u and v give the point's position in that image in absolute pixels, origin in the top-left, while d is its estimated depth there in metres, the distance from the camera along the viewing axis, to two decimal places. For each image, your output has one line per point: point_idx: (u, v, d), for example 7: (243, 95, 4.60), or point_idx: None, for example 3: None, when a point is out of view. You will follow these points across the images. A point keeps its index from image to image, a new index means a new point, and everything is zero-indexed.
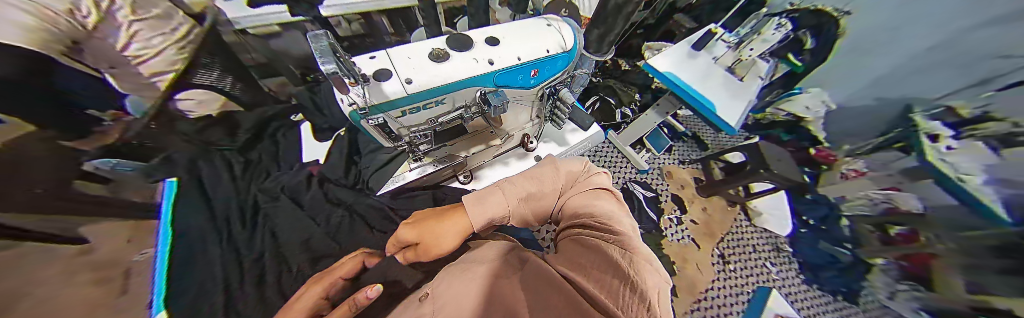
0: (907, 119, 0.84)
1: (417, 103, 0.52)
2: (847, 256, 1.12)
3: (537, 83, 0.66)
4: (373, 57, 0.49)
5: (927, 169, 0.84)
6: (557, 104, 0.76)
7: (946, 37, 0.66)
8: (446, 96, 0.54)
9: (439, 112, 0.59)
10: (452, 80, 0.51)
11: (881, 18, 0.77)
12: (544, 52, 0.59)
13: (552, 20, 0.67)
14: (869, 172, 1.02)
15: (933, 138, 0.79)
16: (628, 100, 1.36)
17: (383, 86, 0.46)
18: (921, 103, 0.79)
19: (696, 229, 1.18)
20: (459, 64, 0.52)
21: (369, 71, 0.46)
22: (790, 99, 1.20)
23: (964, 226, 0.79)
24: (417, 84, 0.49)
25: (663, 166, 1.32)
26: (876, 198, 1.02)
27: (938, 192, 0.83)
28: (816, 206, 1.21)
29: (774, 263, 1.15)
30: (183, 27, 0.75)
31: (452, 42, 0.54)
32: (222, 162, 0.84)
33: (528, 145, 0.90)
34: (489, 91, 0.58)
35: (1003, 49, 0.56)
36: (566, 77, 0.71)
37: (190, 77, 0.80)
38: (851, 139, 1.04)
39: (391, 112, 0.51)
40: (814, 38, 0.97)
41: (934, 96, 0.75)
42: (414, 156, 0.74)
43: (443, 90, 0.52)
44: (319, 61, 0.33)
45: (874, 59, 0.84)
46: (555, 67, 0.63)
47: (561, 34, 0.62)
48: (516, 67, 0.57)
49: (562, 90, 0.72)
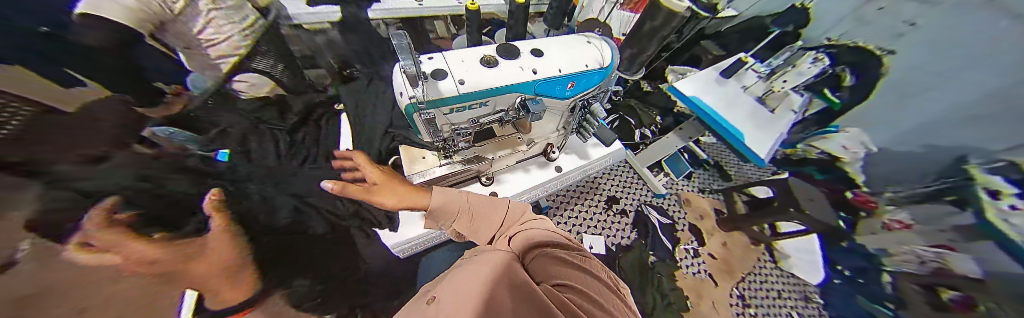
0: (962, 171, 0.76)
1: (464, 102, 0.54)
2: (887, 317, 0.99)
3: (571, 95, 0.68)
4: (431, 58, 0.53)
5: (982, 226, 0.74)
6: (587, 118, 0.78)
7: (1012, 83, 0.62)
8: (490, 99, 0.57)
9: (479, 113, 0.61)
10: (499, 84, 0.54)
11: (927, 62, 0.74)
12: (583, 66, 0.61)
13: (588, 37, 0.69)
14: (915, 224, 0.92)
15: (994, 194, 0.70)
16: (649, 121, 1.34)
17: (439, 84, 0.50)
18: (980, 154, 0.72)
19: (714, 264, 1.09)
20: (505, 70, 0.55)
21: (427, 70, 0.50)
22: (824, 137, 1.12)
23: (1020, 294, 0.68)
24: (467, 86, 0.52)
25: (681, 193, 1.26)
26: (923, 256, 0.90)
27: (994, 253, 0.73)
28: (851, 255, 1.11)
29: (802, 314, 1.03)
30: (250, 19, 0.90)
31: (501, 50, 0.57)
32: (270, 139, 0.88)
33: (549, 155, 0.89)
34: (529, 98, 0.60)
35: None
36: (598, 92, 0.73)
37: (248, 62, 0.92)
38: (903, 184, 0.93)
39: (442, 108, 0.54)
40: (852, 74, 0.93)
41: (996, 148, 0.68)
42: (444, 152, 0.74)
43: (491, 93, 0.55)
44: (399, 58, 0.40)
45: (920, 104, 0.80)
46: (590, 81, 0.65)
47: (600, 51, 0.65)
48: (557, 78, 0.59)
49: (594, 104, 0.74)
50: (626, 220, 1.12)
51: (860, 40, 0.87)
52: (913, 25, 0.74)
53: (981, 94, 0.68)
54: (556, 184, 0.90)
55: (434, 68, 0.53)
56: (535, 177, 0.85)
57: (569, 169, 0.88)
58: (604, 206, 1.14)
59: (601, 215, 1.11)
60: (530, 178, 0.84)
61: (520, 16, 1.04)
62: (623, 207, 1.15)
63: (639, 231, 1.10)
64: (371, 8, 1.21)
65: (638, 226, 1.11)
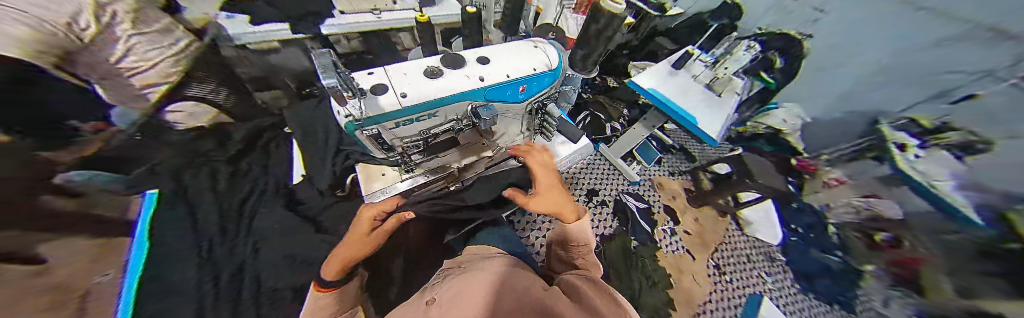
0: (875, 131, 0.93)
1: (410, 116, 0.53)
2: (838, 263, 1.13)
3: (525, 98, 0.70)
4: (371, 73, 0.51)
5: (900, 176, 0.90)
6: (546, 119, 0.80)
7: (892, 60, 0.78)
8: (440, 110, 0.56)
9: (430, 124, 0.61)
10: (446, 93, 0.53)
11: (838, 42, 0.89)
12: (531, 70, 0.63)
13: (537, 42, 0.73)
14: (849, 179, 1.07)
15: (901, 147, 0.87)
16: (618, 114, 1.42)
17: (380, 99, 0.47)
18: (887, 116, 0.88)
19: (690, 239, 1.18)
20: (451, 79, 0.54)
21: (366, 86, 0.47)
22: (767, 113, 1.28)
23: (944, 229, 0.82)
24: (411, 98, 0.50)
25: (653, 178, 1.35)
26: (858, 205, 1.06)
27: (914, 197, 0.88)
28: (802, 214, 1.23)
29: (769, 273, 1.15)
30: (180, 42, 0.95)
31: (446, 61, 0.57)
32: (207, 170, 0.87)
33: (520, 157, 0.90)
34: (480, 104, 0.61)
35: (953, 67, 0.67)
36: (551, 92, 0.76)
37: (183, 90, 0.96)
38: (829, 149, 1.10)
39: (386, 123, 0.51)
40: (782, 58, 1.08)
41: (896, 109, 0.85)
42: (405, 167, 0.72)
43: (439, 103, 0.54)
44: (321, 75, 0.33)
45: (837, 74, 0.95)
46: (540, 83, 0.68)
47: (547, 55, 0.68)
48: (505, 83, 0.60)
49: (549, 105, 0.77)
50: (607, 210, 1.17)
51: (784, 28, 1.04)
52: (814, 16, 0.92)
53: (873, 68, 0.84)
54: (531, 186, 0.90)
55: (376, 83, 0.50)
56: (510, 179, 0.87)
57: None
58: (584, 199, 1.18)
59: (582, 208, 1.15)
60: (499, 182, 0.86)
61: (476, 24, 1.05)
62: (603, 198, 1.21)
63: (620, 218, 1.15)
64: (324, 23, 1.15)
65: (619, 214, 1.16)
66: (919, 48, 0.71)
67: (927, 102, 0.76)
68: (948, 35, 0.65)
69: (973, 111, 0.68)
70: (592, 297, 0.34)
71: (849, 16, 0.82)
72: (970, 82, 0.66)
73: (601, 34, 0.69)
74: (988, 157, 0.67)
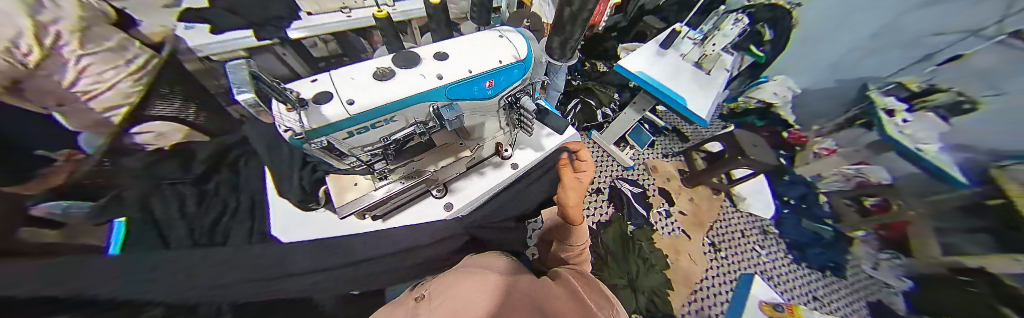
0: (865, 98, 0.93)
1: (363, 123, 0.50)
2: (829, 231, 1.16)
3: (495, 94, 0.67)
4: (314, 80, 0.50)
5: (887, 141, 0.91)
6: (522, 113, 0.75)
7: (885, 23, 0.78)
8: (396, 114, 0.54)
9: (392, 129, 0.58)
10: (397, 97, 0.50)
11: (830, 9, 0.89)
12: (496, 63, 0.60)
13: (504, 31, 0.70)
14: (839, 149, 1.08)
15: (890, 112, 0.87)
16: (608, 100, 1.39)
17: (322, 108, 0.45)
18: (876, 81, 0.88)
19: (685, 220, 1.20)
20: (402, 81, 0.52)
21: (307, 95, 0.46)
22: (757, 88, 1.28)
23: (931, 191, 0.85)
24: (359, 104, 0.48)
25: (647, 161, 1.35)
26: (847, 173, 1.07)
27: (903, 162, 0.89)
28: (795, 185, 1.24)
29: (763, 246, 1.18)
30: (141, 59, 0.65)
31: (398, 60, 0.55)
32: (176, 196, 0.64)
33: (503, 154, 0.89)
34: (443, 105, 0.58)
35: (944, 25, 0.67)
36: (525, 85, 0.73)
37: (149, 107, 0.65)
38: (818, 121, 1.12)
39: (335, 133, 0.49)
40: (770, 30, 1.09)
41: (886, 74, 0.85)
42: (378, 174, 0.68)
43: (393, 106, 0.51)
44: (234, 90, 0.31)
45: (825, 46, 0.96)
46: (508, 77, 0.65)
47: (514, 45, 0.65)
48: (468, 80, 0.57)
49: (522, 97, 0.72)
50: (602, 198, 1.17)
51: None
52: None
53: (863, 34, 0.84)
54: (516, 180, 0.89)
55: (320, 91, 0.48)
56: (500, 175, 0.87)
57: (524, 164, 0.90)
58: None
59: None
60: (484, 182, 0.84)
61: (441, 16, 1.00)
62: (598, 186, 1.21)
63: (616, 204, 1.16)
64: (290, 27, 1.10)
65: (614, 200, 1.17)
66: (904, 12, 0.73)
67: (914, 66, 0.77)
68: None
69: (958, 71, 0.68)
70: (586, 295, 0.41)
71: None
72: (953, 43, 0.67)
73: (577, 18, 0.67)
74: (975, 116, 0.68)
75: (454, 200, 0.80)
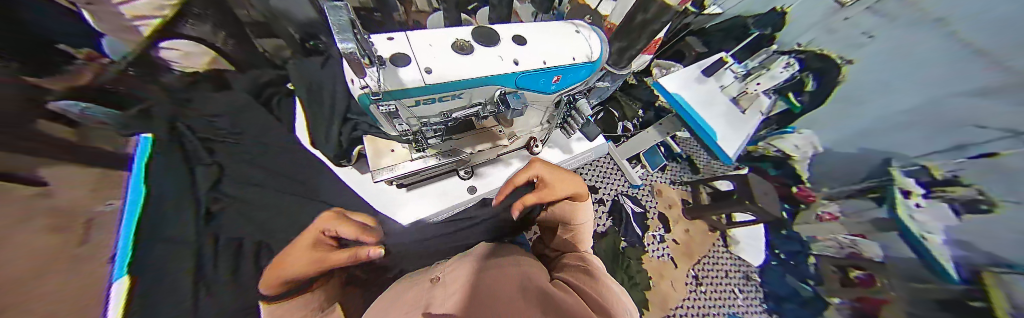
0: (886, 173, 0.91)
1: (434, 94, 0.49)
2: (807, 291, 1.18)
3: (556, 89, 0.66)
4: (392, 39, 0.46)
5: (894, 220, 0.91)
6: (572, 113, 0.77)
7: (929, 102, 0.72)
8: (466, 92, 0.52)
9: (453, 106, 0.57)
10: (472, 76, 0.48)
11: (875, 75, 0.80)
12: (570, 59, 0.58)
13: (579, 26, 0.66)
14: (842, 216, 1.08)
15: (907, 193, 0.86)
16: (631, 114, 1.36)
17: (399, 71, 0.42)
18: (901, 158, 0.85)
19: (675, 248, 1.22)
20: (473, 61, 0.49)
21: (385, 54, 0.42)
22: (780, 137, 1.23)
23: (923, 278, 0.86)
24: (434, 75, 0.45)
25: (654, 184, 1.34)
26: (841, 242, 1.09)
27: (900, 243, 0.91)
28: (790, 241, 1.25)
29: (741, 290, 1.21)
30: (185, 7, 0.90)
31: (479, 36, 0.53)
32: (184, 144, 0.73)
33: (532, 149, 0.95)
34: (509, 91, 0.57)
35: (982, 118, 0.62)
36: (583, 87, 0.71)
37: (175, 27, 0.92)
38: (833, 182, 1.09)
39: (404, 100, 0.48)
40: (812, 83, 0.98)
41: (913, 154, 0.81)
42: (418, 145, 0.69)
43: (461, 85, 0.49)
44: (336, 35, 0.29)
45: (863, 109, 0.88)
46: (572, 75, 0.62)
47: (588, 42, 0.62)
48: (540, 71, 0.55)
49: (579, 100, 0.73)
50: (602, 209, 1.18)
51: (826, 48, 0.90)
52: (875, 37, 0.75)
53: (906, 108, 0.78)
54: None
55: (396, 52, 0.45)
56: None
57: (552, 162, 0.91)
58: None
59: None
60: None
61: None
62: (602, 196, 1.21)
63: (615, 218, 1.17)
64: None
65: (613, 214, 1.18)
66: (951, 97, 0.66)
67: (939, 154, 0.74)
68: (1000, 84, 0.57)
69: (978, 169, 0.67)
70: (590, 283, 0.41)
71: (887, 50, 0.74)
72: (992, 139, 0.62)
73: (646, 26, 0.71)
74: (990, 217, 0.68)
75: (479, 184, 0.87)
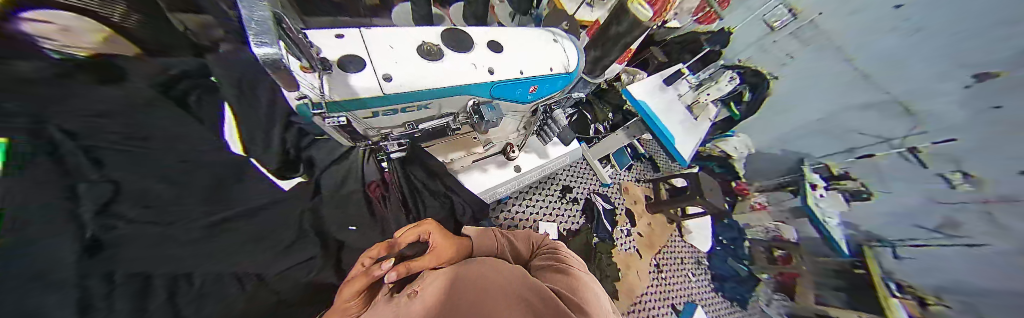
0: (798, 170, 1.16)
1: (392, 105, 0.42)
2: (743, 270, 1.32)
3: (533, 99, 0.61)
4: (341, 37, 0.39)
5: (805, 208, 1.14)
6: (548, 123, 0.72)
7: (834, 110, 0.97)
8: (434, 102, 0.46)
9: (418, 116, 0.49)
10: (439, 84, 0.42)
11: (864, 44, 0.84)
12: (546, 70, 0.55)
13: (557, 35, 0.63)
14: (769, 206, 1.27)
15: (813, 186, 1.11)
16: (602, 117, 1.27)
17: (352, 78, 0.37)
18: (858, 129, 0.94)
19: (640, 240, 1.28)
20: (448, 60, 0.44)
21: (333, 57, 0.37)
22: (723, 139, 1.37)
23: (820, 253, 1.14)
24: (397, 82, 0.39)
25: (621, 182, 1.39)
26: (768, 227, 1.28)
27: (807, 226, 1.16)
28: (730, 228, 1.39)
29: (694, 273, 1.31)
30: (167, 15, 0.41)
31: (449, 39, 0.46)
32: None
33: (510, 154, 0.79)
34: (484, 101, 0.51)
35: (977, 64, 0.69)
36: (562, 97, 0.68)
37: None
38: (761, 177, 1.29)
39: (358, 111, 0.41)
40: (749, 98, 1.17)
41: (898, 90, 0.82)
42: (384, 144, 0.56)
43: (416, 95, 0.42)
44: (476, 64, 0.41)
45: (811, 90, 1.00)
46: (511, 94, 0.53)
47: (566, 53, 0.59)
48: (516, 81, 0.50)
49: (556, 111, 0.69)
50: (577, 207, 1.22)
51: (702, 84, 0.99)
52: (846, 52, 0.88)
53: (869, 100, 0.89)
54: (512, 185, 0.84)
55: (344, 55, 0.38)
56: (497, 178, 0.77)
57: (528, 169, 0.82)
58: (558, 195, 1.20)
59: (554, 203, 1.17)
60: (486, 181, 0.76)
61: None
62: (575, 195, 1.24)
63: (587, 215, 1.21)
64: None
65: (586, 211, 1.22)
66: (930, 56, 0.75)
67: (894, 122, 0.86)
68: (849, 122, 0.95)
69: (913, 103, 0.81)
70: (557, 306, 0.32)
71: (871, 43, 0.83)
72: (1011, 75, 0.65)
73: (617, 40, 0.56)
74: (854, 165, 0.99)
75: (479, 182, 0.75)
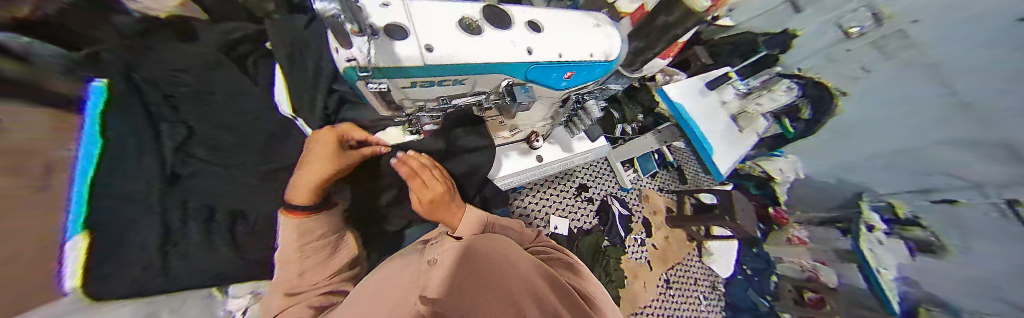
0: (855, 205, 0.99)
1: (432, 78, 0.38)
2: (765, 306, 1.23)
3: (567, 86, 0.56)
4: (385, 4, 0.34)
5: (857, 253, 1.00)
6: (580, 113, 0.68)
7: (912, 141, 0.78)
8: (469, 78, 0.42)
9: (451, 91, 0.46)
10: (483, 62, 0.37)
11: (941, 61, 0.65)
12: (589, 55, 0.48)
13: (599, 18, 0.55)
14: (809, 242, 1.14)
15: (870, 228, 0.96)
16: (632, 117, 1.18)
17: (397, 46, 0.31)
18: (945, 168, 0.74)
19: (654, 253, 1.23)
20: (489, 38, 0.38)
21: (377, 22, 0.31)
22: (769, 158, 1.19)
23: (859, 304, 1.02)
24: (440, 54, 0.33)
25: (642, 189, 1.31)
26: (805, 266, 1.16)
27: (855, 272, 1.02)
28: (758, 259, 1.28)
29: (707, 296, 1.24)
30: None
31: (491, 14, 0.41)
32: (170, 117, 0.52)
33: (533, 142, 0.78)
34: (518, 83, 0.47)
35: None
36: (595, 87, 0.63)
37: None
38: (810, 207, 1.13)
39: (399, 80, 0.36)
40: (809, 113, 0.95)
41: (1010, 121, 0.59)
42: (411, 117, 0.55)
43: (459, 71, 0.37)
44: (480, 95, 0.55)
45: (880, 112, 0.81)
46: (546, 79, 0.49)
47: (610, 38, 0.51)
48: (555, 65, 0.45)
49: (590, 100, 0.64)
50: (592, 208, 1.18)
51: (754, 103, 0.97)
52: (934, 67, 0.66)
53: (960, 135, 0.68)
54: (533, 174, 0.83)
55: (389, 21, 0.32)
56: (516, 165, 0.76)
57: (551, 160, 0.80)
58: (573, 192, 1.17)
59: (568, 200, 1.15)
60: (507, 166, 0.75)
61: None
62: (591, 196, 1.20)
63: (600, 218, 1.17)
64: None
65: (600, 214, 1.18)
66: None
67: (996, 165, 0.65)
68: (934, 158, 0.75)
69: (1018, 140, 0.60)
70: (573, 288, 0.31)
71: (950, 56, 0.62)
72: None
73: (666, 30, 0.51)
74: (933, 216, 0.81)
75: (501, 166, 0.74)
